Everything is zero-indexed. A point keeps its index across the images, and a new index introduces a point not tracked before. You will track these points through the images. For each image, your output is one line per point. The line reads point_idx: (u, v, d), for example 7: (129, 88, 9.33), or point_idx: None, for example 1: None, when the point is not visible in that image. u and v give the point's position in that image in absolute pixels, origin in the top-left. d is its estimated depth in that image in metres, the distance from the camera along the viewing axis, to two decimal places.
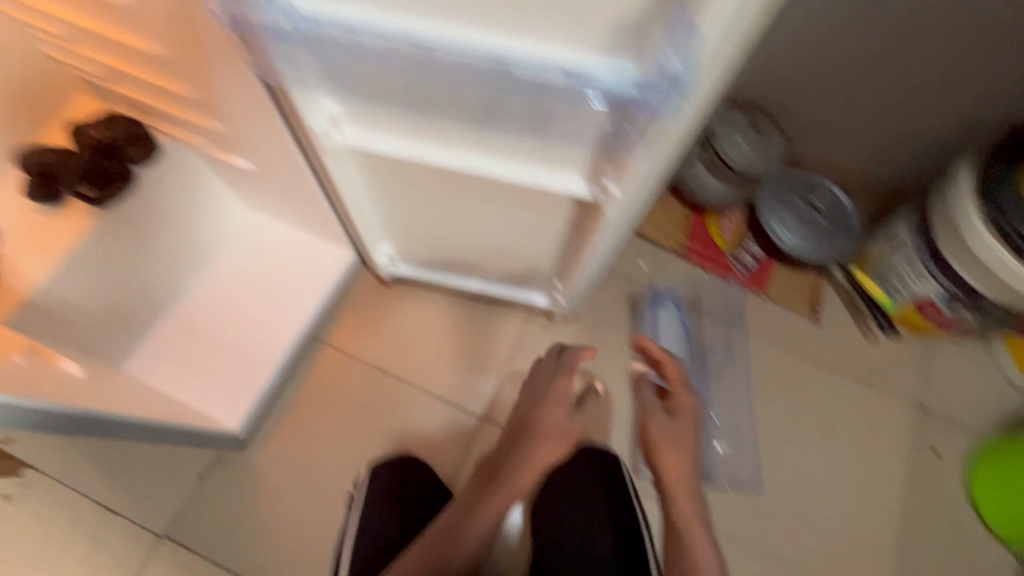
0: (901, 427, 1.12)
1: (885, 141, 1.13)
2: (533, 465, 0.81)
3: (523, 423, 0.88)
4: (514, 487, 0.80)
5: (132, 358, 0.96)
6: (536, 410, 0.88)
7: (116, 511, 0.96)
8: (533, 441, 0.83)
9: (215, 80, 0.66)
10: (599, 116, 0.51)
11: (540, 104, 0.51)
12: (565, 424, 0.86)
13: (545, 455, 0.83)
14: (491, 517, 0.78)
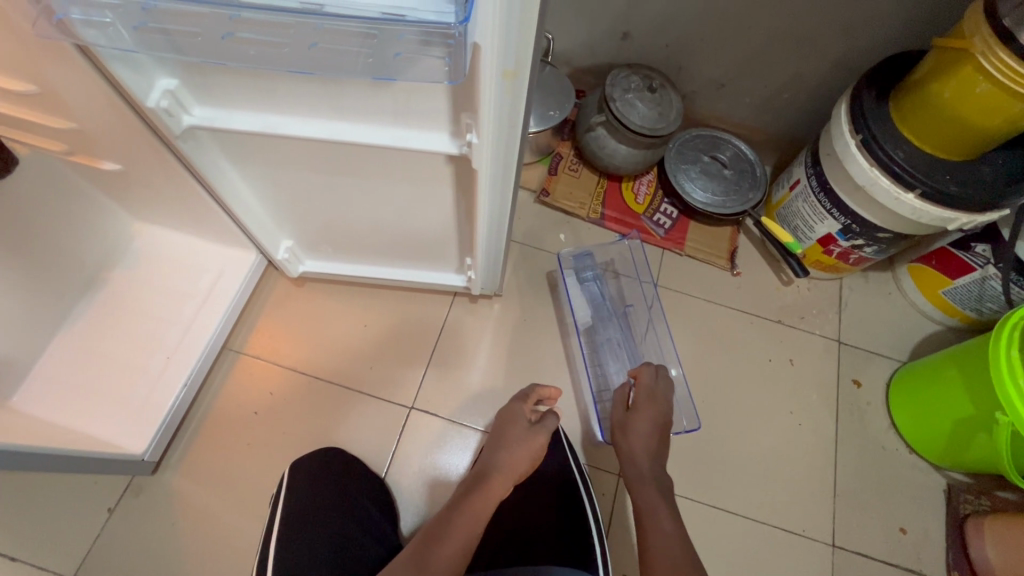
0: (823, 362, 1.16)
1: (774, 91, 1.17)
2: (506, 476, 0.76)
3: (495, 444, 0.82)
4: (491, 491, 0.73)
5: (21, 390, 0.91)
6: (513, 430, 0.84)
7: (16, 556, 0.88)
8: (510, 454, 0.79)
9: (45, 71, 0.62)
10: (437, 71, 0.49)
11: (374, 61, 0.49)
12: (539, 440, 0.82)
13: (517, 469, 0.78)
14: (474, 520, 0.69)
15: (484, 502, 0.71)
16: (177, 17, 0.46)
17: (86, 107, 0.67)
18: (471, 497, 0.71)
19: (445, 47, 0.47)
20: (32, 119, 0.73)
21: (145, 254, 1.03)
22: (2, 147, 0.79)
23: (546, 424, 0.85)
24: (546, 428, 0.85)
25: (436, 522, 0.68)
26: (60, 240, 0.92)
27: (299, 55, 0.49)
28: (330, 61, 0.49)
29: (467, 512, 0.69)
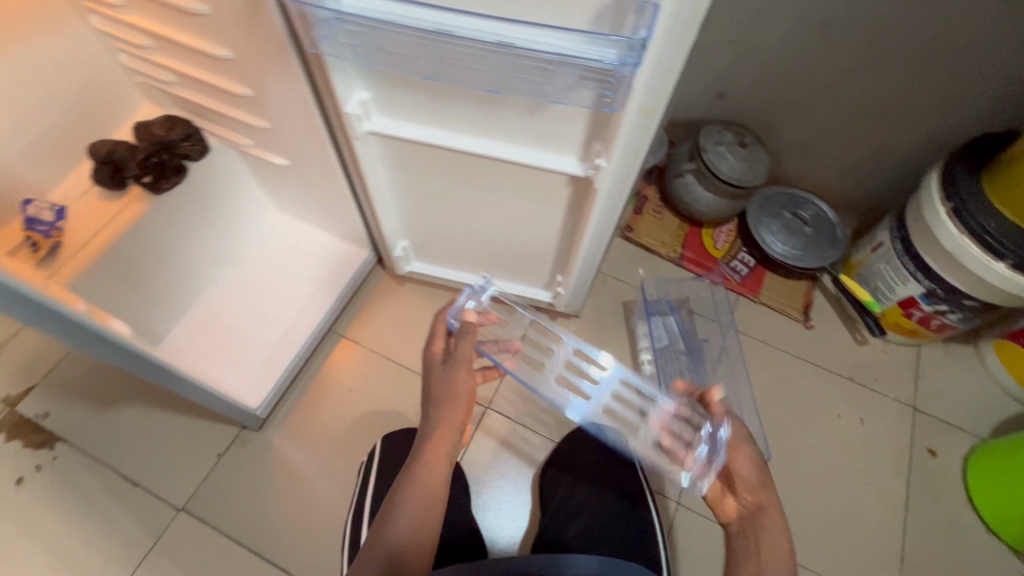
0: (896, 427, 1.15)
1: (862, 158, 1.23)
2: (447, 433, 0.73)
3: (426, 403, 0.75)
4: (432, 462, 0.70)
5: (169, 336, 1.05)
6: (436, 378, 0.75)
7: (138, 483, 1.01)
8: (439, 409, 0.73)
9: (265, 78, 0.78)
10: (588, 96, 0.61)
11: (537, 85, 0.61)
12: (463, 381, 0.74)
13: (455, 421, 0.73)
14: (425, 493, 0.68)
15: (428, 476, 0.70)
16: (399, 51, 0.59)
17: (283, 108, 0.83)
18: (411, 475, 0.69)
19: (602, 84, 0.58)
20: (233, 115, 0.90)
21: (278, 237, 1.17)
22: (201, 135, 0.97)
23: (461, 352, 0.75)
24: (461, 360, 0.74)
25: (386, 503, 0.68)
26: (223, 216, 1.07)
27: (479, 77, 0.61)
28: (504, 83, 0.61)
29: (415, 488, 0.68)
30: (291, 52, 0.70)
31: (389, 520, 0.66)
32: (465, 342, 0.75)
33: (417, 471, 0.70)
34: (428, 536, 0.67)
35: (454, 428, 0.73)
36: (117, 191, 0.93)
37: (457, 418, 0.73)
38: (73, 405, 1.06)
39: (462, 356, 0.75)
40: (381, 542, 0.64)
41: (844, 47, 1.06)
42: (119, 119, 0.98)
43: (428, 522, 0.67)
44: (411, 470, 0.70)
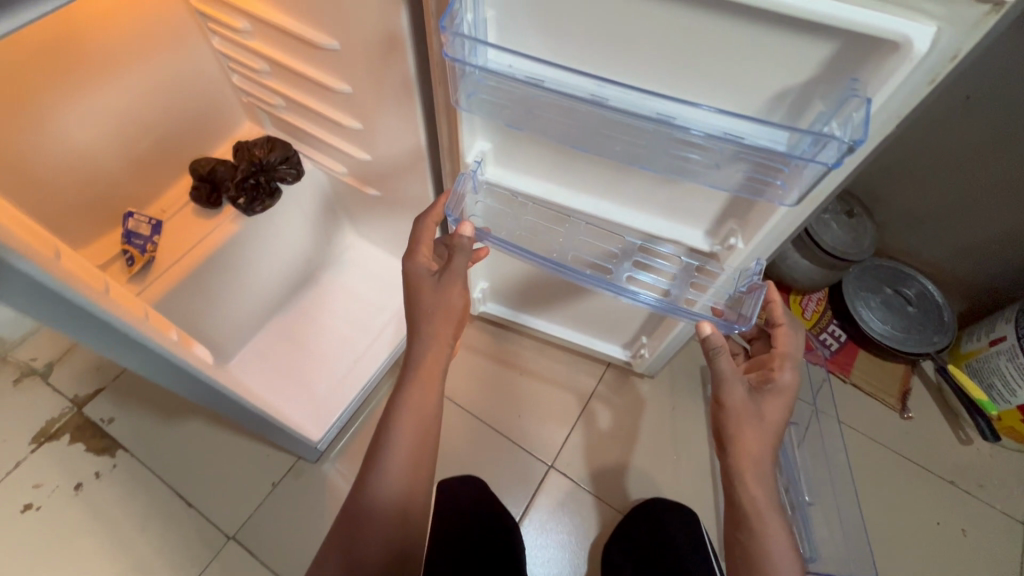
0: (1005, 545, 1.03)
1: (982, 242, 1.12)
2: (436, 353, 0.70)
3: (408, 315, 0.71)
4: (422, 392, 0.70)
5: (239, 355, 1.03)
6: (427, 293, 0.69)
7: (191, 504, 0.99)
8: (429, 331, 0.69)
9: (380, 114, 0.75)
10: (738, 179, 0.51)
11: (683, 162, 0.52)
12: (460, 296, 0.70)
13: (445, 338, 0.70)
14: (416, 422, 0.69)
15: (419, 407, 0.69)
16: (541, 120, 0.54)
17: (391, 144, 0.81)
18: (400, 411, 0.68)
19: (760, 171, 0.50)
20: (336, 145, 0.88)
21: (354, 262, 1.15)
22: (298, 160, 0.96)
23: (457, 267, 0.68)
24: (458, 273, 0.68)
25: (379, 437, 0.69)
26: (306, 238, 1.05)
27: (615, 145, 0.53)
28: (643, 155, 0.53)
29: (405, 422, 0.68)
30: (416, 93, 0.68)
31: (380, 457, 0.67)
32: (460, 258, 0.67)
33: (408, 401, 0.69)
34: (424, 466, 0.69)
35: (444, 344, 0.71)
36: (213, 210, 0.92)
37: (447, 335, 0.70)
38: (138, 414, 1.05)
39: (455, 269, 0.68)
40: (375, 477, 0.66)
41: (982, 123, 0.97)
42: (220, 137, 0.98)
43: (424, 450, 0.69)
44: (399, 399, 0.69)
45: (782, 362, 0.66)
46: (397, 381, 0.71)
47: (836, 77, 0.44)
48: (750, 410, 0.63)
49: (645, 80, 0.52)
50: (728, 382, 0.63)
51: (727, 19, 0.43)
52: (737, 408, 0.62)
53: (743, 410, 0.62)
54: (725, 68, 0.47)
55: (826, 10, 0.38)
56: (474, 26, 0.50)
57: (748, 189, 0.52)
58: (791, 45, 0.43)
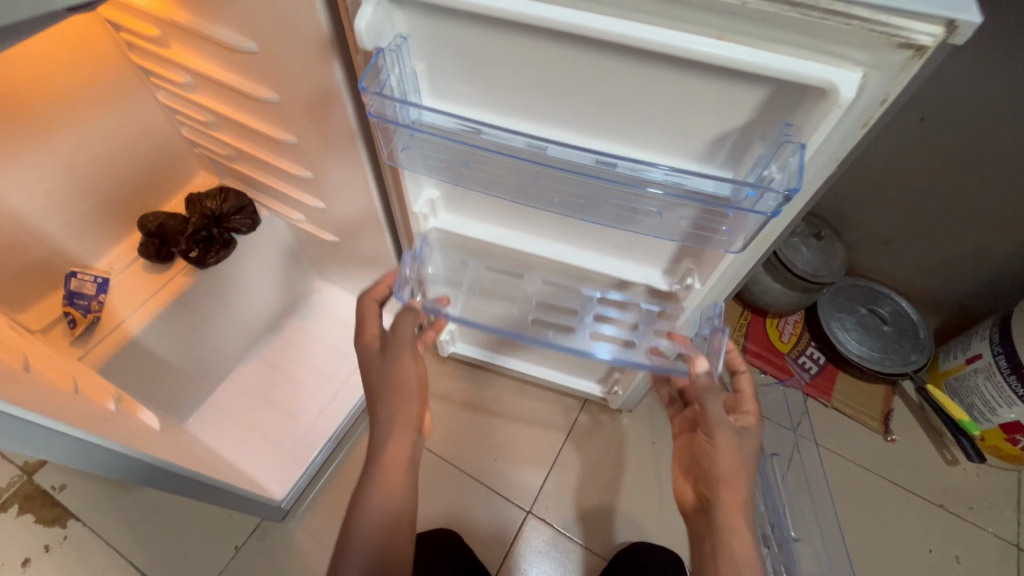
0: (1000, 569, 1.00)
1: (954, 259, 1.12)
2: (400, 428, 0.63)
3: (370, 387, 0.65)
4: (389, 479, 0.61)
5: (196, 415, 0.98)
6: (376, 367, 0.65)
7: (148, 574, 0.93)
8: (388, 411, 0.63)
9: (327, 164, 0.74)
10: (688, 220, 0.51)
11: (630, 208, 0.51)
12: (411, 359, 0.65)
13: (409, 413, 0.64)
14: (388, 512, 0.60)
15: (390, 497, 0.61)
16: (481, 171, 0.53)
17: (342, 192, 0.79)
18: (366, 502, 0.60)
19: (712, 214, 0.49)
20: (290, 194, 0.86)
21: (319, 309, 1.12)
22: (253, 209, 0.94)
23: (402, 332, 0.66)
24: (404, 337, 0.66)
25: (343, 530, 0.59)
26: (265, 287, 1.02)
27: (560, 192, 0.52)
28: (588, 204, 0.52)
29: (375, 514, 0.59)
30: (359, 143, 0.66)
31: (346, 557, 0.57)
32: (404, 323, 0.67)
33: (374, 493, 0.60)
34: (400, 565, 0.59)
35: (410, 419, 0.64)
36: (162, 264, 0.89)
37: (411, 412, 0.64)
38: (92, 479, 1.00)
39: (401, 335, 0.66)
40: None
41: (940, 144, 0.97)
42: (172, 188, 0.96)
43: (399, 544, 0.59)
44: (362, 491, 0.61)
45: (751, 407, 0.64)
46: (369, 430, 0.64)
47: (771, 121, 0.43)
48: (732, 462, 0.57)
49: (582, 128, 0.50)
50: (720, 422, 0.57)
51: (657, 67, 0.42)
52: (727, 453, 0.57)
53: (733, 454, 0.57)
54: (660, 113, 0.46)
55: (748, 60, 0.37)
56: (402, 84, 0.49)
57: (696, 238, 0.52)
58: (723, 91, 0.42)
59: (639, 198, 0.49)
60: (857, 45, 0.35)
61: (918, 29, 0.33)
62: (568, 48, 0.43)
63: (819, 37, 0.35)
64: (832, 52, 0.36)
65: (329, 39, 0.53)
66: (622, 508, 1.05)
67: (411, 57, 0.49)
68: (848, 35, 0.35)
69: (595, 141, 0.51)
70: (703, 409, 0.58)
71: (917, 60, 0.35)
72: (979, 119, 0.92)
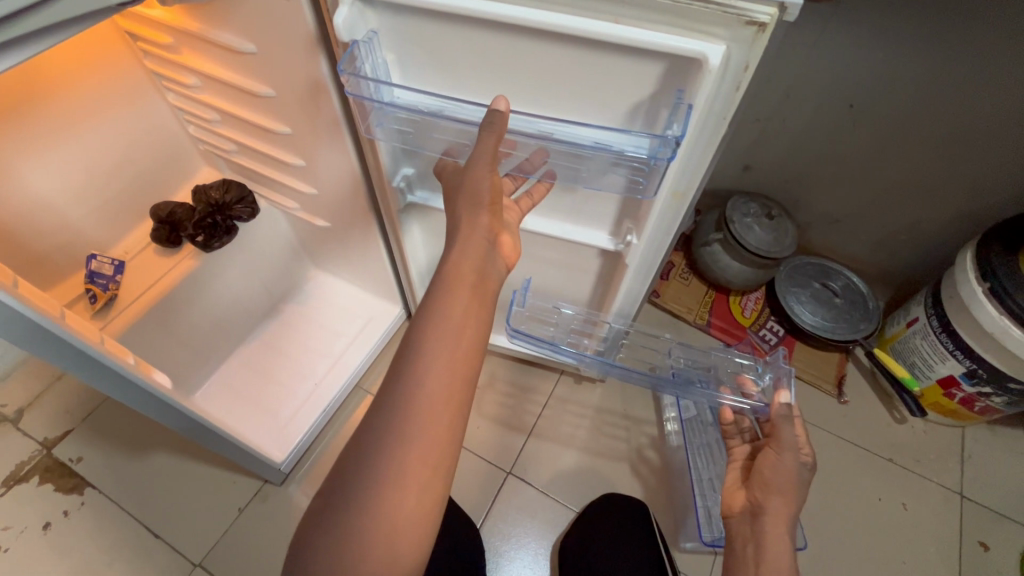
0: (944, 513, 1.08)
1: (894, 233, 1.22)
2: (469, 253, 0.58)
3: (452, 200, 0.62)
4: (456, 330, 0.54)
5: (203, 388, 1.08)
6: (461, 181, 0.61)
7: (159, 534, 1.01)
8: (442, 304, 0.54)
9: (317, 151, 0.84)
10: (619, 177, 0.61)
11: (573, 167, 0.62)
12: (490, 180, 0.58)
13: (481, 228, 0.59)
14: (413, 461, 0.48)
15: (455, 352, 0.53)
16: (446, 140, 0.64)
17: (332, 178, 0.89)
18: (417, 377, 0.51)
19: (635, 172, 0.58)
20: (285, 183, 0.97)
21: (316, 294, 1.23)
22: (253, 199, 1.05)
23: (484, 147, 0.55)
24: (484, 156, 0.56)
25: (394, 378, 0.51)
26: (265, 272, 1.12)
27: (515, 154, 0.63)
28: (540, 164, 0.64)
29: (436, 366, 0.51)
30: (345, 131, 0.77)
31: (396, 416, 0.49)
32: (486, 137, 0.55)
33: (435, 339, 0.52)
34: (447, 442, 0.50)
35: (482, 235, 0.60)
36: (171, 248, 0.99)
37: (480, 227, 0.59)
38: (108, 451, 1.09)
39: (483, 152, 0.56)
40: (391, 437, 0.48)
41: (869, 128, 1.09)
42: (179, 183, 1.07)
43: (445, 421, 0.50)
44: (421, 332, 0.53)
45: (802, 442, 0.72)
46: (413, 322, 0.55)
47: (670, 89, 0.54)
48: (789, 480, 0.65)
49: (525, 101, 0.61)
50: (785, 446, 0.67)
51: (576, 49, 0.53)
52: (781, 467, 0.65)
53: (784, 469, 0.65)
54: (585, 89, 0.57)
55: (638, 38, 0.48)
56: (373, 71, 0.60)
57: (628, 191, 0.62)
58: (628, 66, 0.53)
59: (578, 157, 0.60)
60: (717, 24, 0.46)
61: (757, 9, 0.44)
62: (506, 36, 0.54)
63: (688, 19, 0.46)
64: (701, 30, 0.47)
65: (314, 38, 0.64)
66: (596, 469, 1.13)
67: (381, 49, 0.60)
68: (708, 16, 0.45)
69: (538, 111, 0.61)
70: (777, 431, 0.67)
71: (762, 34, 0.46)
72: (899, 103, 1.03)
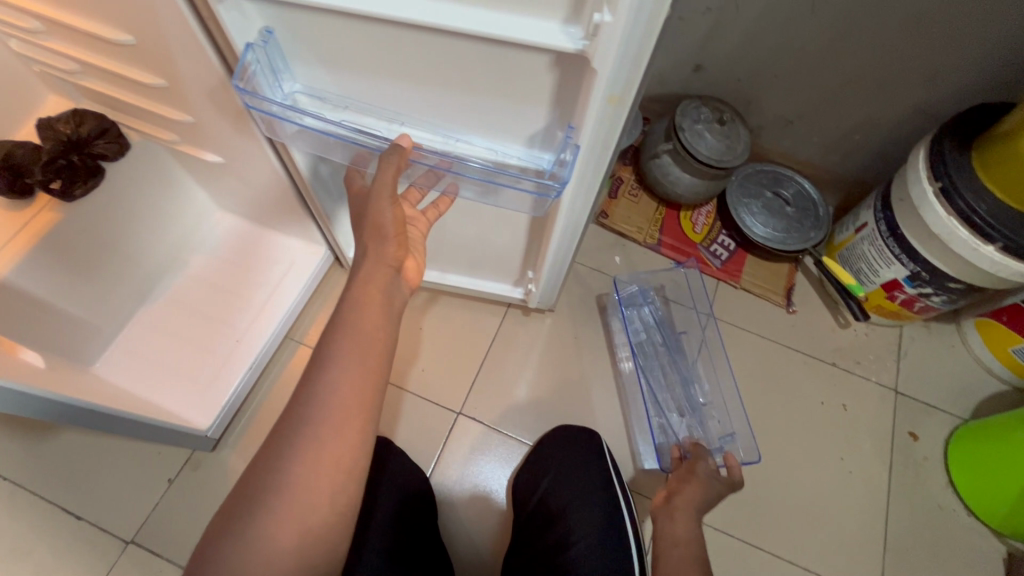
0: (879, 410, 1.13)
1: (847, 135, 1.16)
2: (375, 278, 0.53)
3: (358, 229, 0.58)
4: (368, 336, 0.50)
5: (104, 357, 0.95)
6: (364, 209, 0.58)
7: (81, 516, 0.93)
8: (354, 319, 0.50)
9: (178, 69, 0.67)
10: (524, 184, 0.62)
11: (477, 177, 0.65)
12: (393, 212, 0.55)
13: (388, 258, 0.54)
14: (315, 469, 0.45)
15: (366, 359, 0.49)
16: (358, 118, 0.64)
17: (205, 103, 0.73)
18: (329, 384, 0.47)
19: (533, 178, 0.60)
20: (150, 109, 0.79)
21: (225, 239, 1.08)
22: (119, 132, 0.87)
23: (382, 178, 0.53)
24: (385, 186, 0.53)
25: (299, 393, 0.48)
26: (154, 220, 0.97)
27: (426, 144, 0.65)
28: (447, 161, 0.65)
29: (345, 375, 0.48)
30: (202, 39, 0.60)
31: (302, 428, 0.46)
32: (387, 167, 0.53)
33: (345, 348, 0.49)
34: (357, 451, 0.47)
35: (387, 265, 0.54)
36: (21, 200, 0.82)
37: (387, 256, 0.54)
38: (5, 434, 0.97)
39: (383, 182, 0.54)
40: (296, 447, 0.45)
41: (829, 15, 0.98)
42: (21, 116, 0.87)
43: (354, 427, 0.47)
44: (331, 339, 0.50)
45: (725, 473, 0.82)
46: (327, 325, 0.51)
47: None
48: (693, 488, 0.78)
49: (419, 29, 0.51)
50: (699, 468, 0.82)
51: None
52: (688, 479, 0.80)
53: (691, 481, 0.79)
54: None
55: None
56: (277, 97, 0.62)
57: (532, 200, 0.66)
58: None
59: (479, 164, 0.62)
60: None
61: None
62: None
63: None
64: None
65: None
66: (549, 400, 1.10)
67: (286, 76, 0.63)
68: None
69: (440, 104, 0.61)
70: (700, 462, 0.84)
71: None
72: None
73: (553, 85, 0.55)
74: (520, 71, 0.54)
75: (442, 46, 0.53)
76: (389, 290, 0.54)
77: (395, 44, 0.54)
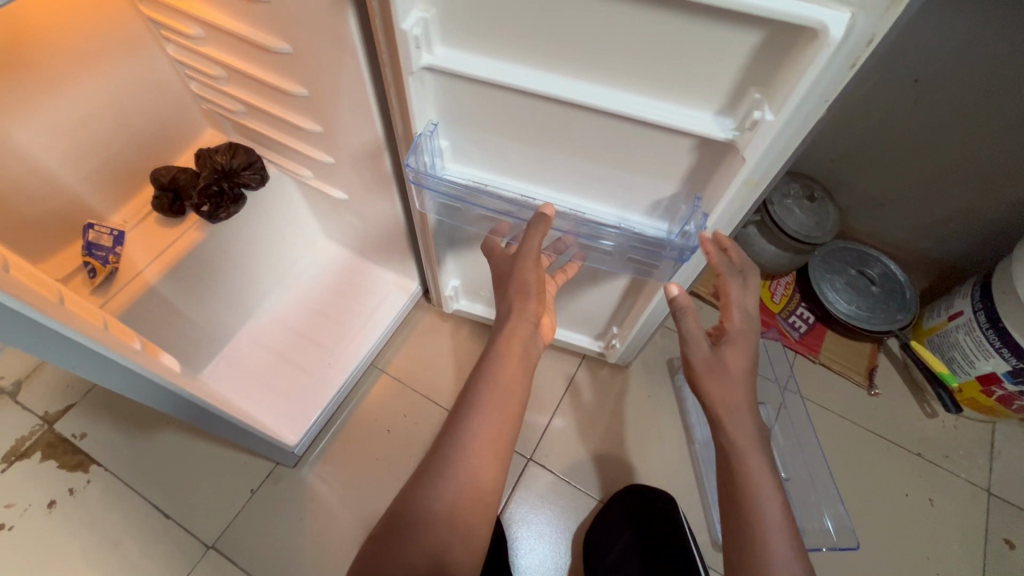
0: (971, 511, 1.07)
1: (940, 221, 1.16)
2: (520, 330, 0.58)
3: (501, 288, 0.63)
4: (509, 387, 0.55)
5: (211, 366, 1.02)
6: (508, 271, 0.63)
7: (170, 515, 0.98)
8: (496, 371, 0.55)
9: (338, 120, 0.76)
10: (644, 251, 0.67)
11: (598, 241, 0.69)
12: (536, 273, 0.59)
13: (529, 313, 0.59)
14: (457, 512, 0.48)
15: (506, 413, 0.54)
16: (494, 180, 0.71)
17: (352, 149, 0.81)
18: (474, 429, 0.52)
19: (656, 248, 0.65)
20: (296, 147, 0.88)
21: (327, 266, 1.16)
22: (262, 165, 0.96)
23: (530, 244, 0.58)
24: (531, 251, 0.58)
25: (446, 435, 0.52)
26: (274, 245, 1.06)
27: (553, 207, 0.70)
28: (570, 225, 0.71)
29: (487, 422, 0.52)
30: (371, 100, 0.68)
31: (449, 470, 0.50)
32: (533, 234, 0.58)
33: (489, 397, 0.54)
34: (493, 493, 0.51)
35: (530, 321, 0.59)
36: (174, 219, 0.92)
37: (529, 313, 0.59)
38: (112, 428, 1.05)
39: (528, 247, 0.59)
40: (443, 486, 0.49)
41: (932, 106, 1.00)
42: (182, 145, 0.98)
43: (492, 476, 0.51)
44: (475, 393, 0.55)
45: (729, 311, 0.62)
46: (472, 373, 0.56)
47: (767, 63, 0.46)
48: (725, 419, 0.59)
49: (576, 108, 0.57)
50: (692, 340, 0.62)
51: (659, 16, 0.45)
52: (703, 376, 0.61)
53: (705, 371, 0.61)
54: (660, 61, 0.49)
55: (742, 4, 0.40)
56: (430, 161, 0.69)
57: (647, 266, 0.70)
58: (719, 37, 0.45)
59: (604, 232, 0.67)
60: None
61: None
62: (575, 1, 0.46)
63: None
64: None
65: None
66: (618, 457, 1.10)
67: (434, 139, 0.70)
68: None
69: (571, 173, 0.67)
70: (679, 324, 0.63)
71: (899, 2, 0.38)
72: (969, 81, 0.94)
73: (690, 165, 0.60)
74: (661, 152, 0.59)
75: (593, 124, 0.59)
76: (527, 343, 0.58)
77: (548, 119, 0.61)
